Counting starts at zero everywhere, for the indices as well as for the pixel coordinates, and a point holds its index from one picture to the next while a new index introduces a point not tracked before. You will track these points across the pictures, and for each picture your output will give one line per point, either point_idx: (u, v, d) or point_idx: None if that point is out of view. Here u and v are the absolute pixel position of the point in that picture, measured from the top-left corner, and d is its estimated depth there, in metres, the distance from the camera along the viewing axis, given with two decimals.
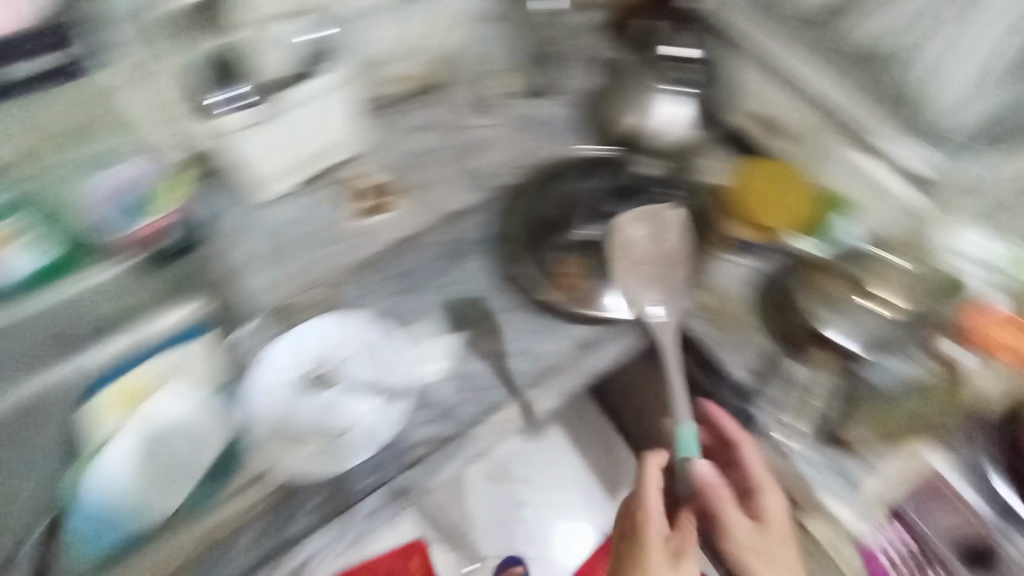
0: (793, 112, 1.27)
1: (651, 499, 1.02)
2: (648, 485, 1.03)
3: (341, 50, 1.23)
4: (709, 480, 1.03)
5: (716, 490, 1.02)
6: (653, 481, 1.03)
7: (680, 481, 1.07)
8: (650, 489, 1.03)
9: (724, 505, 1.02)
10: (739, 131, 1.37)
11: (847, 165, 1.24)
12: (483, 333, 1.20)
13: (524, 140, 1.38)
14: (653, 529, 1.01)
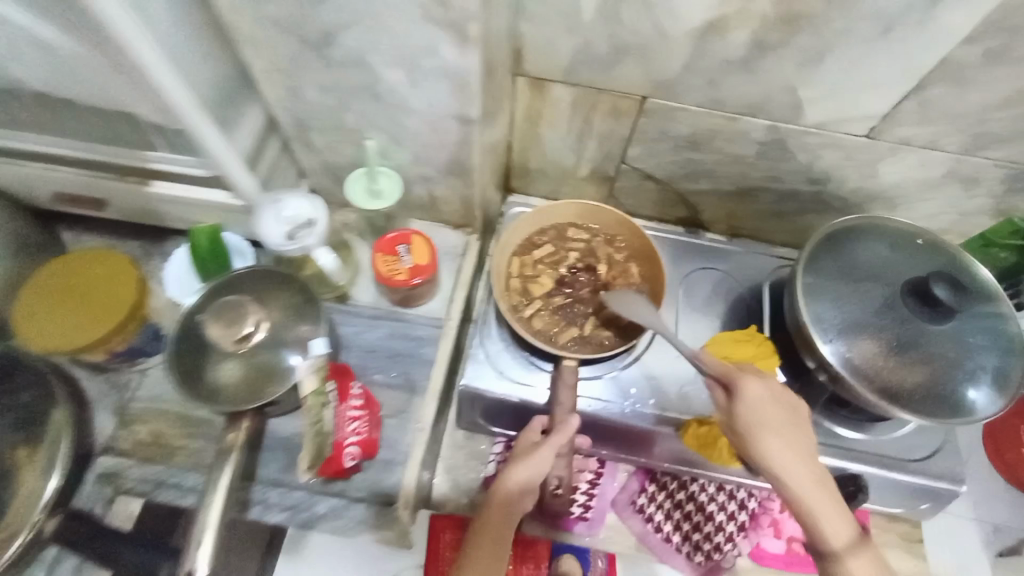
0: (801, 75, 0.79)
1: (770, 440, 0.71)
2: (764, 421, 0.72)
3: (83, 85, 0.64)
4: (767, 403, 0.73)
5: (777, 433, 0.72)
6: (771, 411, 0.73)
7: (746, 390, 0.74)
8: (765, 426, 0.72)
9: (796, 442, 0.72)
10: (660, 138, 0.99)
11: (805, 152, 0.93)
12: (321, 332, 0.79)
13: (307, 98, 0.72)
14: (800, 473, 0.70)
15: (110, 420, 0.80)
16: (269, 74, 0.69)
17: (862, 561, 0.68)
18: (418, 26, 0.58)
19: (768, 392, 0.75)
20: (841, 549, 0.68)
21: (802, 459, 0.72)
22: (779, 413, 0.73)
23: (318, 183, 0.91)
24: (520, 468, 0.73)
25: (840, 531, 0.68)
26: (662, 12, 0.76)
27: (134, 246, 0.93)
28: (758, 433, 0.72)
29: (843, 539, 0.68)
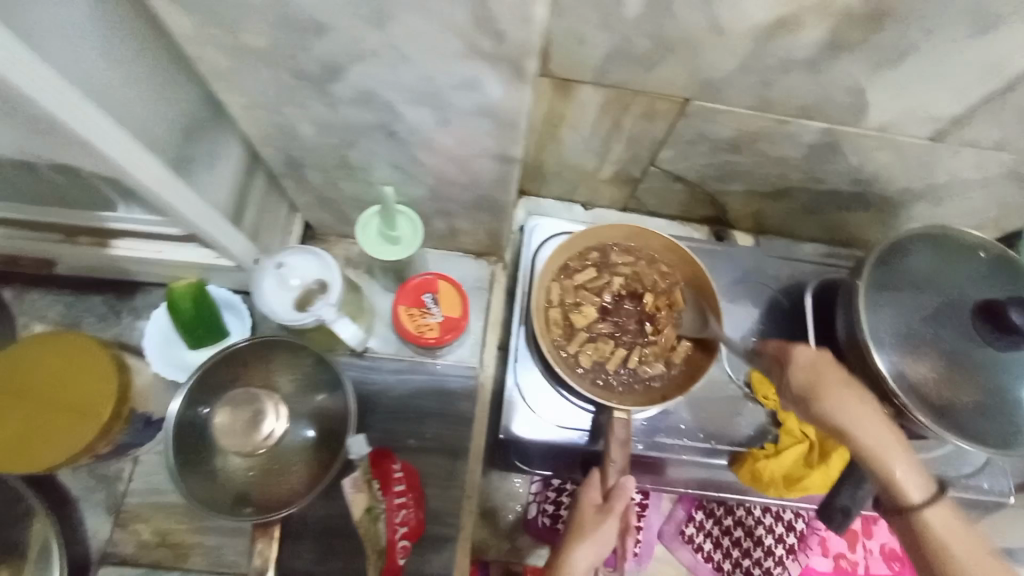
0: (872, 77, 0.69)
1: (832, 398, 0.62)
2: (821, 381, 0.63)
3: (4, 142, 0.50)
4: (821, 361, 0.64)
5: (835, 388, 0.62)
6: (826, 371, 0.63)
7: (796, 353, 0.65)
8: (824, 385, 0.62)
9: (858, 399, 0.62)
10: (696, 141, 0.88)
11: (858, 153, 0.85)
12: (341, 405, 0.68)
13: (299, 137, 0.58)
14: (868, 431, 0.61)
15: (103, 521, 0.69)
16: (253, 111, 0.55)
17: (941, 515, 0.59)
18: (457, 62, 0.44)
19: (819, 349, 0.65)
20: (916, 505, 0.59)
21: (870, 417, 0.61)
22: (836, 368, 0.64)
23: (313, 217, 0.77)
24: (586, 544, 0.64)
25: (914, 487, 0.59)
26: (725, 6, 0.62)
27: (94, 305, 0.77)
28: (814, 392, 0.63)
29: (919, 492, 0.59)
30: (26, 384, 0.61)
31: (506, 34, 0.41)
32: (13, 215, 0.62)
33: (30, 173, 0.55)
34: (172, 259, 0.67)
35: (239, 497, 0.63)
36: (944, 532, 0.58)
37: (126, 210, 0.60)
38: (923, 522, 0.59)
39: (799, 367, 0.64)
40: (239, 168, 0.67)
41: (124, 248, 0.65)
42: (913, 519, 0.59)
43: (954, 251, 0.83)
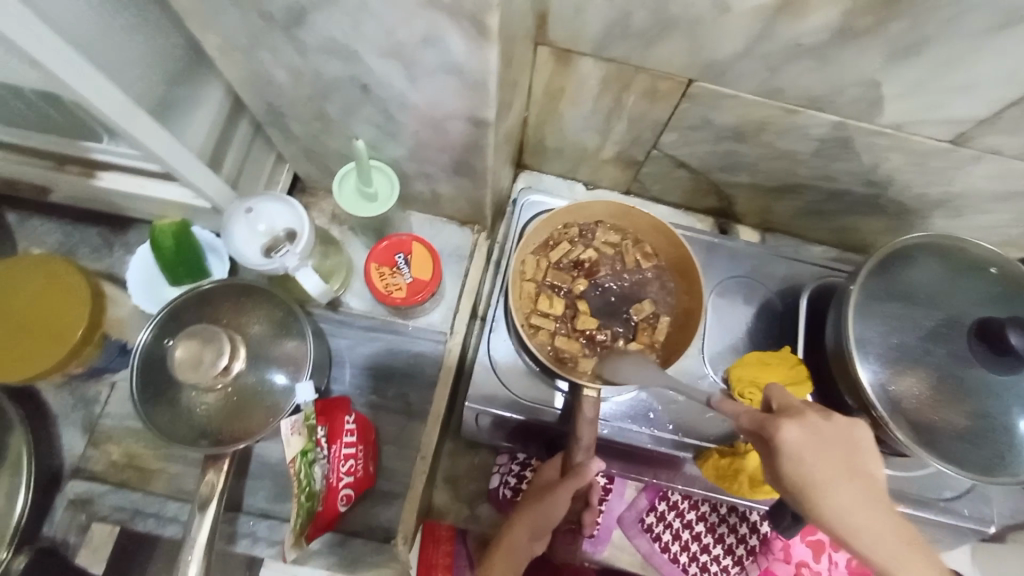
0: (889, 70, 0.64)
1: (829, 504, 0.53)
2: (814, 478, 0.53)
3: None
4: (811, 452, 0.54)
5: (834, 487, 0.53)
6: (816, 466, 0.53)
7: (783, 439, 0.54)
8: (817, 482, 0.53)
9: (862, 495, 0.53)
10: (700, 127, 0.82)
11: (871, 152, 0.78)
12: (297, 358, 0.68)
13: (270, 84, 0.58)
14: (878, 541, 0.52)
15: (79, 438, 0.73)
16: (227, 54, 0.55)
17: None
18: (415, 14, 0.43)
19: (812, 430, 0.55)
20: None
21: (877, 519, 0.53)
22: (830, 456, 0.54)
23: (300, 169, 0.78)
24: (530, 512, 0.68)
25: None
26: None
27: (89, 236, 0.80)
28: (807, 492, 0.54)
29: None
30: (11, 296, 0.65)
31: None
32: (12, 139, 0.65)
33: (17, 98, 0.57)
34: (154, 197, 0.69)
35: (198, 431, 0.65)
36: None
37: (111, 143, 0.62)
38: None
39: (786, 456, 0.54)
40: (225, 113, 0.68)
41: (107, 181, 0.68)
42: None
43: (964, 264, 0.75)
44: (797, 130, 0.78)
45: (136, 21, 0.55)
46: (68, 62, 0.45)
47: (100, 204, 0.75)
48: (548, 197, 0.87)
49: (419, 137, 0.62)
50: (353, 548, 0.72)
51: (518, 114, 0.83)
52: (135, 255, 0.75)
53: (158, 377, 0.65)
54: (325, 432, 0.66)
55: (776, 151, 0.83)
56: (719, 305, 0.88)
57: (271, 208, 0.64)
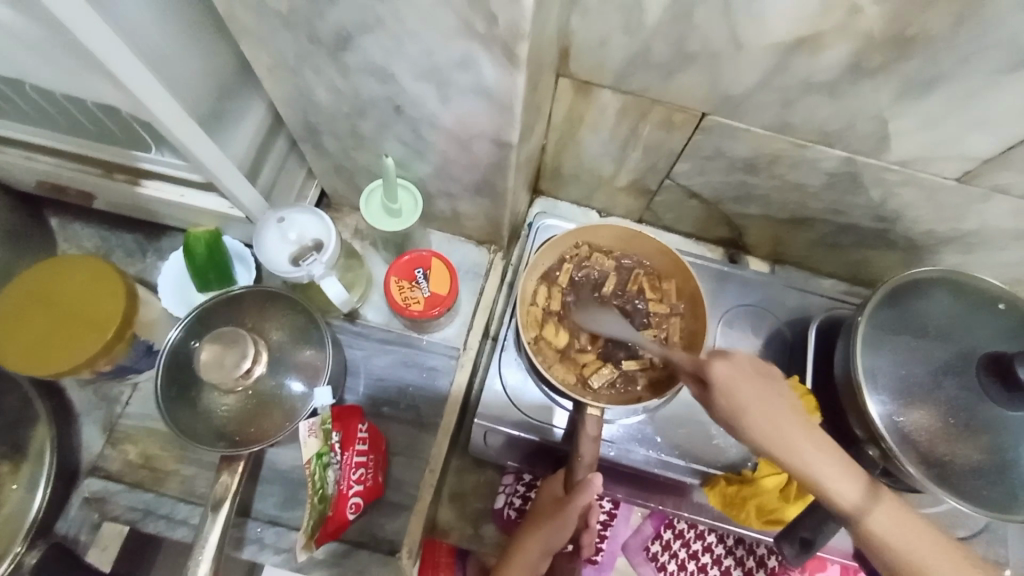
0: (898, 106, 0.67)
1: (754, 422, 0.55)
2: (742, 405, 0.55)
3: (60, 81, 0.57)
4: (741, 382, 0.56)
5: (756, 412, 0.55)
6: (748, 389, 0.56)
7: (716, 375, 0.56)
8: (745, 410, 0.55)
9: (778, 412, 0.55)
10: (714, 157, 0.85)
11: (880, 187, 0.81)
12: (314, 365, 0.70)
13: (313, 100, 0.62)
14: (800, 444, 0.54)
15: (98, 436, 0.75)
16: (274, 72, 0.59)
17: (887, 513, 0.54)
18: (452, 40, 0.47)
19: (737, 366, 0.57)
20: (855, 511, 0.54)
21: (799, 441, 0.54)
22: (758, 385, 0.56)
23: (328, 185, 0.82)
24: (543, 532, 0.67)
25: (850, 489, 0.54)
26: (744, 19, 0.61)
27: (125, 241, 0.84)
28: (737, 416, 0.55)
29: (854, 496, 0.54)
30: (52, 291, 0.68)
31: (497, 16, 0.43)
32: (67, 147, 0.70)
33: (78, 109, 0.62)
34: (192, 205, 0.73)
35: (216, 432, 0.67)
36: (915, 556, 0.52)
37: (158, 153, 0.67)
38: (867, 525, 0.54)
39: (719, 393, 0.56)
40: (264, 129, 0.72)
41: (150, 189, 0.72)
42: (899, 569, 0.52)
43: (974, 299, 0.76)
44: (807, 163, 0.80)
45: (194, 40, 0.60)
46: (136, 76, 0.49)
47: (139, 212, 0.79)
48: (563, 220, 0.90)
49: (446, 155, 0.65)
50: (358, 559, 0.72)
51: (538, 140, 0.86)
52: (168, 260, 0.78)
53: (182, 379, 0.67)
54: (340, 438, 0.66)
55: (787, 183, 0.86)
56: (729, 333, 0.89)
57: (298, 220, 0.67)
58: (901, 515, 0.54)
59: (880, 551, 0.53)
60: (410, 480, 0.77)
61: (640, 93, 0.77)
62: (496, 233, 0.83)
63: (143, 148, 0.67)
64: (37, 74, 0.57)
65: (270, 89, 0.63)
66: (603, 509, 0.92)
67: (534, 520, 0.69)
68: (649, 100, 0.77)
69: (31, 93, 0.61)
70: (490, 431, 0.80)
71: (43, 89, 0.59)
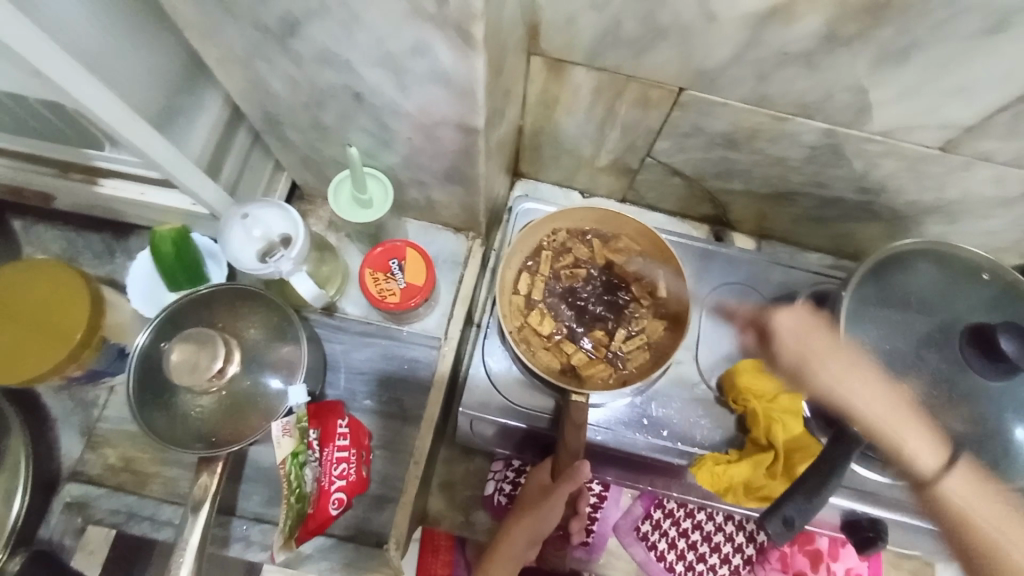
0: (877, 76, 0.65)
1: (828, 374, 0.67)
2: (808, 351, 0.70)
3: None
4: (806, 340, 0.71)
5: (826, 360, 0.68)
6: (810, 343, 0.70)
7: (778, 325, 0.73)
8: (811, 355, 0.70)
9: (866, 372, 0.67)
10: (693, 134, 0.83)
11: (863, 159, 0.79)
12: (289, 364, 0.68)
13: (271, 90, 0.59)
14: (882, 408, 0.65)
15: (77, 442, 0.75)
16: (224, 62, 0.57)
17: (961, 481, 0.60)
18: (403, 24, 0.45)
19: (798, 317, 0.73)
20: (929, 475, 0.62)
21: (856, 380, 0.66)
22: (823, 340, 0.70)
23: (297, 177, 0.79)
24: (528, 519, 0.69)
25: (926, 453, 0.63)
26: None
27: (92, 242, 0.82)
28: (805, 370, 0.69)
29: (929, 462, 0.62)
30: (14, 298, 0.67)
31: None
32: (20, 148, 0.68)
33: (23, 107, 0.59)
34: (154, 203, 0.71)
35: (193, 433, 0.66)
36: (957, 492, 0.59)
37: (112, 151, 0.64)
38: (941, 488, 0.60)
39: (786, 345, 0.72)
40: (224, 121, 0.69)
41: (110, 188, 0.70)
42: (929, 487, 0.61)
43: (958, 270, 0.75)
44: (788, 137, 0.78)
45: (135, 30, 0.57)
46: (70, 74, 0.47)
47: (102, 211, 0.77)
48: (543, 203, 0.88)
49: (413, 143, 0.63)
50: (346, 552, 0.73)
51: (513, 122, 0.84)
52: (136, 260, 0.77)
53: (156, 382, 0.66)
54: (318, 435, 0.67)
55: (767, 158, 0.84)
56: (714, 312, 0.88)
57: (266, 216, 0.65)
58: (973, 485, 0.60)
59: (951, 513, 0.58)
60: (395, 472, 0.77)
61: (615, 69, 0.74)
62: (474, 221, 0.81)
63: (97, 147, 0.65)
64: None
65: (224, 80, 0.60)
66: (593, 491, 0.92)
67: (522, 507, 0.71)
68: (624, 77, 0.75)
69: None
70: (476, 421, 0.79)
71: None
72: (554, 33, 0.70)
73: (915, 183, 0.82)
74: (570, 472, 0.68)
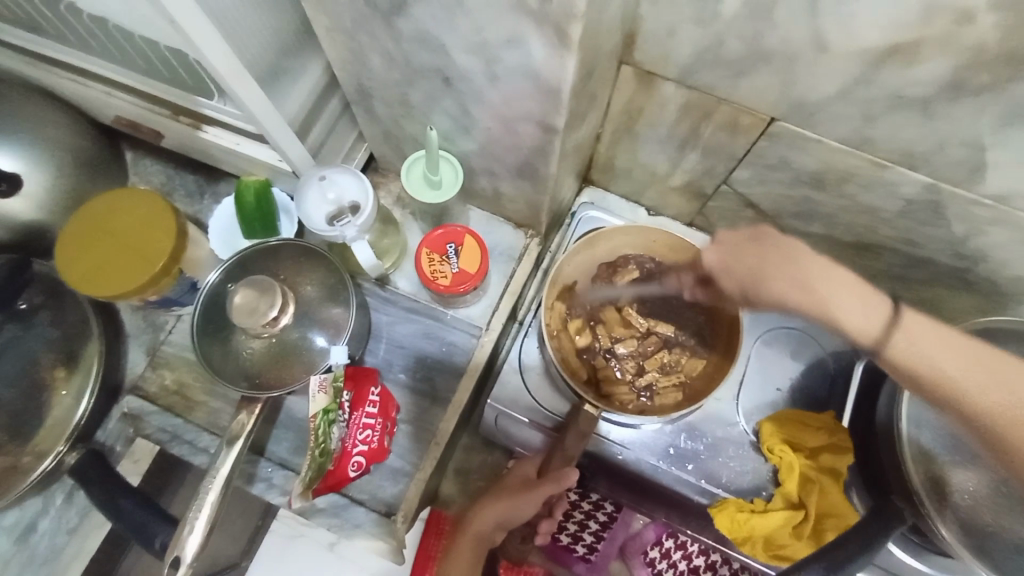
0: (1001, 135, 0.59)
1: (776, 288, 0.54)
2: (752, 269, 0.56)
3: (139, 24, 0.60)
4: (732, 258, 0.57)
5: (782, 271, 0.54)
6: (751, 257, 0.56)
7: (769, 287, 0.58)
8: (760, 274, 0.55)
9: (809, 262, 0.54)
10: (778, 167, 0.79)
11: (966, 223, 0.72)
12: (339, 325, 0.72)
13: (369, 64, 0.62)
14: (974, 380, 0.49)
15: (141, 359, 0.82)
16: (332, 34, 0.60)
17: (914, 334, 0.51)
18: (504, 17, 0.46)
19: (724, 245, 0.59)
20: (871, 337, 0.52)
21: (821, 288, 0.53)
22: (750, 251, 0.57)
23: (376, 150, 0.83)
24: (501, 504, 0.69)
25: (865, 309, 0.53)
26: (832, 19, 0.55)
27: (187, 182, 0.90)
28: (756, 284, 0.56)
29: (865, 321, 0.52)
30: (114, 219, 0.73)
31: None
32: (143, 88, 0.75)
33: (153, 52, 0.65)
34: (245, 154, 0.76)
35: (241, 372, 0.71)
36: None
37: (219, 102, 0.70)
38: (969, 390, 0.49)
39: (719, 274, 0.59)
40: (320, 88, 0.73)
41: (209, 134, 0.76)
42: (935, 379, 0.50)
43: None
44: (883, 185, 0.73)
45: None
46: (201, 27, 0.52)
47: (198, 154, 0.84)
48: (608, 214, 0.87)
49: (491, 134, 0.64)
50: (355, 514, 0.76)
51: (593, 128, 0.83)
52: (220, 204, 0.83)
53: (216, 318, 0.71)
54: (350, 397, 0.70)
55: (855, 204, 0.79)
56: (764, 355, 0.82)
57: (342, 181, 0.69)
58: (939, 334, 0.51)
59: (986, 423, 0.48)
60: (416, 447, 0.79)
61: (708, 89, 0.71)
62: (537, 219, 0.81)
63: (207, 96, 0.71)
64: (121, 16, 0.60)
65: (328, 50, 0.64)
66: (604, 509, 0.90)
67: (497, 495, 0.71)
68: (716, 98, 0.72)
69: (115, 33, 0.65)
70: (501, 415, 0.79)
71: (124, 30, 0.63)
72: (651, 44, 0.69)
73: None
74: (558, 474, 0.67)
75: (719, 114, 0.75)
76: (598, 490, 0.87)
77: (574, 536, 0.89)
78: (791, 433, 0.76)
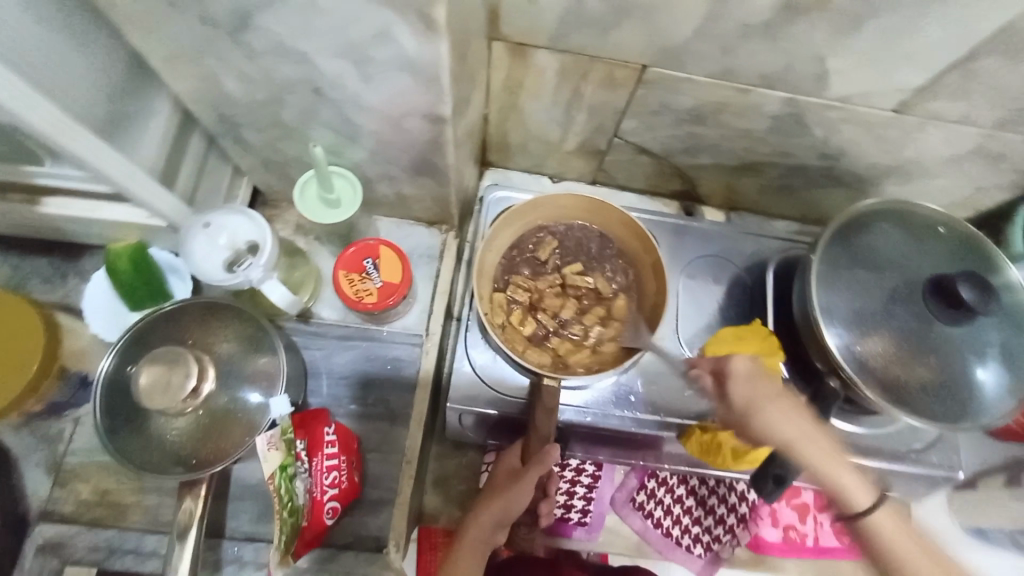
0: (834, 43, 0.66)
1: (769, 420, 0.66)
2: (757, 406, 0.67)
3: None
4: (755, 384, 0.68)
5: (796, 428, 0.65)
6: (753, 396, 0.67)
7: (733, 369, 0.69)
8: (760, 410, 0.66)
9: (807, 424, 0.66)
10: (659, 111, 0.83)
11: (824, 126, 0.81)
12: (269, 374, 0.66)
13: (225, 89, 0.56)
14: (814, 444, 0.65)
15: (44, 479, 0.70)
16: (172, 63, 0.54)
17: (887, 516, 0.62)
18: (362, 11, 0.43)
19: (749, 375, 0.68)
20: (866, 509, 0.62)
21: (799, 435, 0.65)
22: (763, 389, 0.68)
23: (259, 181, 0.76)
24: (497, 503, 0.69)
25: (859, 490, 0.63)
26: None
27: (39, 266, 0.77)
28: (751, 413, 0.67)
29: (863, 496, 0.62)
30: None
31: None
32: None
33: None
34: (106, 219, 0.67)
35: (171, 456, 0.63)
36: (887, 526, 0.61)
37: (54, 167, 0.60)
38: (875, 524, 0.61)
39: (734, 388, 0.69)
40: (176, 127, 0.66)
41: (53, 207, 0.66)
42: (864, 524, 0.62)
43: (915, 227, 0.78)
44: (751, 108, 0.79)
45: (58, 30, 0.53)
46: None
47: (48, 231, 0.73)
48: (515, 191, 0.87)
49: (380, 137, 0.61)
50: (345, 561, 0.71)
51: (480, 110, 0.82)
52: (90, 280, 0.72)
53: (125, 408, 0.63)
54: (306, 444, 0.65)
55: (732, 130, 0.85)
56: (691, 287, 0.88)
57: (231, 222, 0.62)
58: (901, 528, 0.61)
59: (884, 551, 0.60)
60: (388, 473, 0.75)
61: (579, 49, 0.73)
62: (449, 212, 0.79)
63: (37, 162, 0.61)
64: None
65: (172, 82, 0.57)
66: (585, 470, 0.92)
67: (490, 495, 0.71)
68: (588, 57, 0.74)
69: None
70: (465, 415, 0.78)
71: None
72: (515, 15, 0.68)
73: (876, 146, 0.84)
74: (539, 455, 0.67)
75: (594, 72, 0.77)
76: (576, 456, 0.89)
77: (565, 506, 0.91)
78: (732, 350, 0.79)
